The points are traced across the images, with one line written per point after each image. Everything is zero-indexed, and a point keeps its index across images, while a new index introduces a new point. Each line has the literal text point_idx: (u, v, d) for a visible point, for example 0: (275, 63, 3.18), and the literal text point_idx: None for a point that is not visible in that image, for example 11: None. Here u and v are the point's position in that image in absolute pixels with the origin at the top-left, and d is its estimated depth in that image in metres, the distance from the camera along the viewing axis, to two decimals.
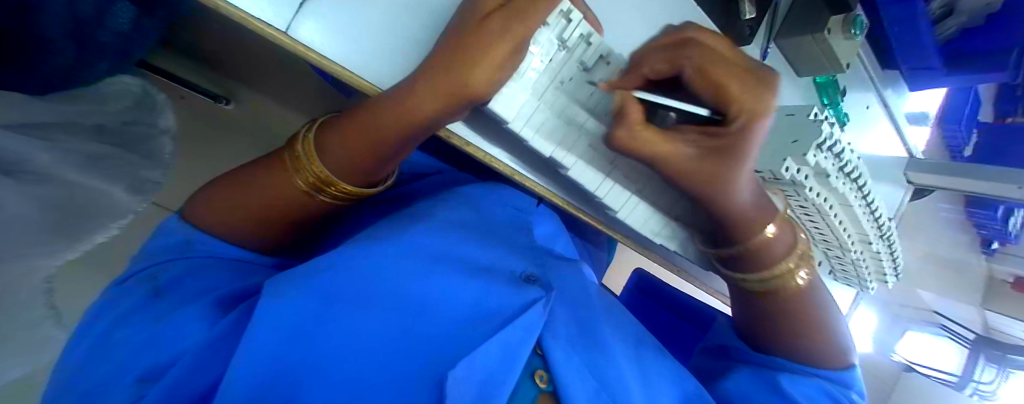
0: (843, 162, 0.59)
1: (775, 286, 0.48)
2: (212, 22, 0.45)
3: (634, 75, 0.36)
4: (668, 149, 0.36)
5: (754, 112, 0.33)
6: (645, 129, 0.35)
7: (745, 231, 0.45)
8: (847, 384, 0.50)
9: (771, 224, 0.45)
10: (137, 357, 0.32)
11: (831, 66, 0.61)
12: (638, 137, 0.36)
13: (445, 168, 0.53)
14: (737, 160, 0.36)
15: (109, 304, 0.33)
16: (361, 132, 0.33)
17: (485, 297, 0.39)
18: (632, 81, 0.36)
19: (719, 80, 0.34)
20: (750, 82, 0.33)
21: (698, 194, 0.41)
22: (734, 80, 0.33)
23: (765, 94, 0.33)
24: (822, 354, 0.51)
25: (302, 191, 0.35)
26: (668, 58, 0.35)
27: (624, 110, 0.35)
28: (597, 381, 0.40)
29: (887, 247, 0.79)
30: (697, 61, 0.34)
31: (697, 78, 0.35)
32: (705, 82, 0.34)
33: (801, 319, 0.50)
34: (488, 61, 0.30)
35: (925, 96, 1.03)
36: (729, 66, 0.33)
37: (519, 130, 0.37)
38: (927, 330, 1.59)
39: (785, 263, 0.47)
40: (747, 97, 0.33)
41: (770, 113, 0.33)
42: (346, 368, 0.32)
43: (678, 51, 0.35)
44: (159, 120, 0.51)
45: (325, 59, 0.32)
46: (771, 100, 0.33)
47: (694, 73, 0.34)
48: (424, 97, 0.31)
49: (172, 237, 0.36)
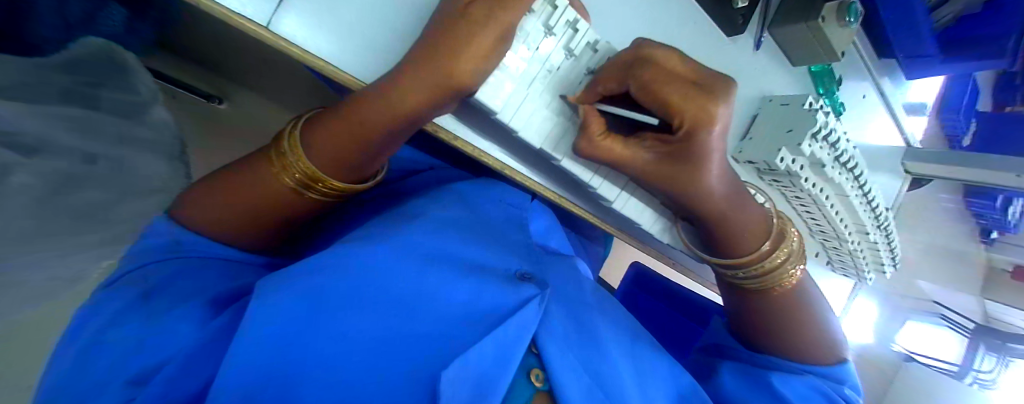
0: (840, 152, 0.58)
1: (765, 282, 0.48)
2: (203, 27, 0.45)
3: (589, 92, 0.38)
4: (624, 154, 0.40)
5: (697, 122, 0.34)
6: (605, 139, 0.39)
7: (723, 227, 0.46)
8: (840, 380, 0.50)
9: (748, 214, 0.46)
10: (127, 359, 0.31)
11: (827, 55, 0.60)
12: (598, 147, 0.39)
13: (436, 164, 0.53)
14: (695, 164, 0.39)
15: (96, 309, 0.32)
16: (347, 128, 0.33)
17: (478, 295, 0.38)
18: (590, 98, 0.39)
19: (664, 96, 0.35)
20: (694, 95, 0.34)
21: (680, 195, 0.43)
22: (679, 96, 0.34)
23: (708, 106, 0.34)
24: (816, 349, 0.51)
25: (290, 188, 0.35)
26: (619, 77, 0.37)
27: (585, 124, 0.39)
28: (592, 378, 0.40)
29: (885, 237, 0.79)
30: (643, 80, 0.35)
31: (645, 94, 0.36)
32: (655, 99, 0.36)
33: (790, 313, 0.50)
34: (475, 50, 0.30)
35: (924, 85, 1.03)
36: (675, 82, 0.34)
37: (507, 122, 0.36)
38: (928, 320, 1.55)
39: (768, 259, 0.47)
40: (690, 110, 0.34)
41: (713, 124, 0.34)
42: (338, 370, 0.31)
43: (629, 70, 0.36)
44: (141, 87, 0.46)
45: (309, 54, 0.31)
46: (715, 110, 0.34)
47: (643, 90, 0.36)
48: (412, 90, 0.31)
49: (160, 239, 0.35)
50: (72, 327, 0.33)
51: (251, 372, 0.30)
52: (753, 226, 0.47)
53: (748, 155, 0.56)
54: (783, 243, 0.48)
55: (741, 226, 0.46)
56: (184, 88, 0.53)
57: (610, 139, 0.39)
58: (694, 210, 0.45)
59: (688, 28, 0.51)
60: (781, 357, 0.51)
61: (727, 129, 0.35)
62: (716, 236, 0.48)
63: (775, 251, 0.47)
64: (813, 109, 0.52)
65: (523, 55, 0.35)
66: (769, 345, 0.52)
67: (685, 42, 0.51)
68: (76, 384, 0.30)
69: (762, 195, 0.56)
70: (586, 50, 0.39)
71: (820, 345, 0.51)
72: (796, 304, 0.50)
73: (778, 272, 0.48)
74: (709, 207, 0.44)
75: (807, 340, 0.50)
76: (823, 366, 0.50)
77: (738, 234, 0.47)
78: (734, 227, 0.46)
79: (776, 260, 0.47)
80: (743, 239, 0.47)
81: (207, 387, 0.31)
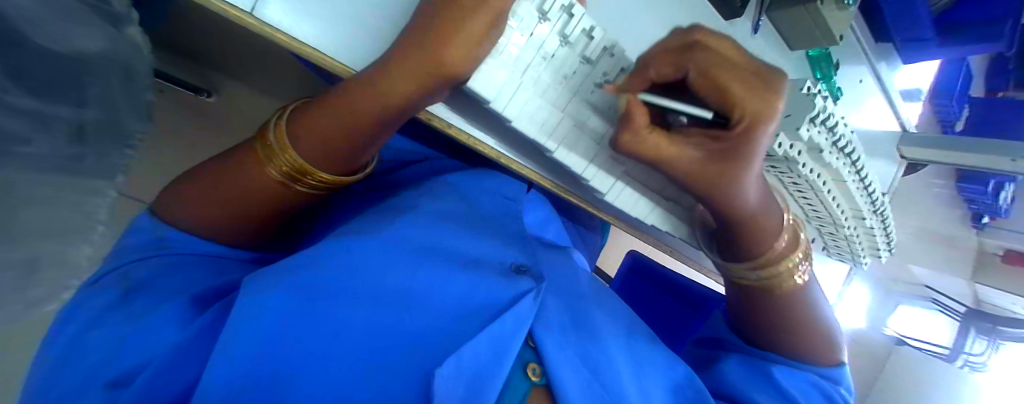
0: (839, 137, 0.58)
1: (778, 284, 0.48)
2: (186, 22, 0.43)
3: (637, 78, 0.35)
4: (674, 151, 0.37)
5: (759, 116, 0.34)
6: (651, 132, 0.36)
7: (745, 227, 0.45)
8: (836, 379, 0.51)
9: (771, 220, 0.45)
10: (111, 360, 0.31)
11: (825, 39, 0.59)
12: (644, 140, 0.36)
13: (430, 154, 0.52)
14: (737, 164, 0.37)
15: (77, 307, 0.31)
16: (333, 118, 0.32)
17: (473, 290, 0.37)
18: (637, 85, 0.36)
19: (724, 84, 0.33)
20: (758, 85, 0.33)
21: (709, 194, 0.42)
22: (744, 84, 0.33)
23: (772, 99, 0.33)
24: (823, 346, 0.51)
25: (276, 180, 0.34)
26: (675, 63, 0.34)
27: (631, 114, 0.35)
28: (588, 370, 0.40)
29: (881, 222, 0.80)
30: (703, 66, 0.33)
31: (703, 80, 0.34)
32: (713, 86, 0.34)
33: (797, 314, 0.49)
34: (465, 36, 0.28)
35: (920, 70, 1.02)
36: (738, 72, 0.33)
37: (501, 110, 0.35)
38: (921, 305, 1.61)
39: (785, 262, 0.47)
40: (755, 103, 0.33)
41: (774, 118, 0.34)
42: (330, 368, 0.31)
43: (687, 55, 0.34)
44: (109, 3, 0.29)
45: (294, 40, 0.30)
46: (777, 104, 0.33)
47: (703, 77, 0.34)
48: (397, 78, 0.30)
49: (143, 236, 0.34)
50: (55, 326, 0.32)
51: (242, 371, 0.30)
52: (778, 225, 0.46)
53: None
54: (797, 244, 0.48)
55: (762, 226, 0.45)
56: (180, 87, 0.50)
57: (656, 133, 0.36)
58: (721, 210, 0.44)
59: (685, 11, 0.50)
60: (791, 356, 0.51)
61: (775, 126, 0.35)
62: (741, 235, 0.46)
63: (790, 254, 0.47)
64: (812, 94, 0.50)
65: (517, 41, 0.34)
66: (774, 344, 0.51)
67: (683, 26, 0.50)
68: (62, 385, 0.30)
69: None
70: (582, 37, 0.37)
71: (822, 346, 0.51)
72: (802, 304, 0.50)
73: (794, 271, 0.47)
74: (736, 208, 0.43)
75: (817, 337, 0.51)
76: (824, 368, 0.51)
77: (756, 234, 0.45)
78: (751, 227, 0.45)
79: (790, 262, 0.47)
80: (763, 240, 0.46)
81: (194, 384, 0.32)
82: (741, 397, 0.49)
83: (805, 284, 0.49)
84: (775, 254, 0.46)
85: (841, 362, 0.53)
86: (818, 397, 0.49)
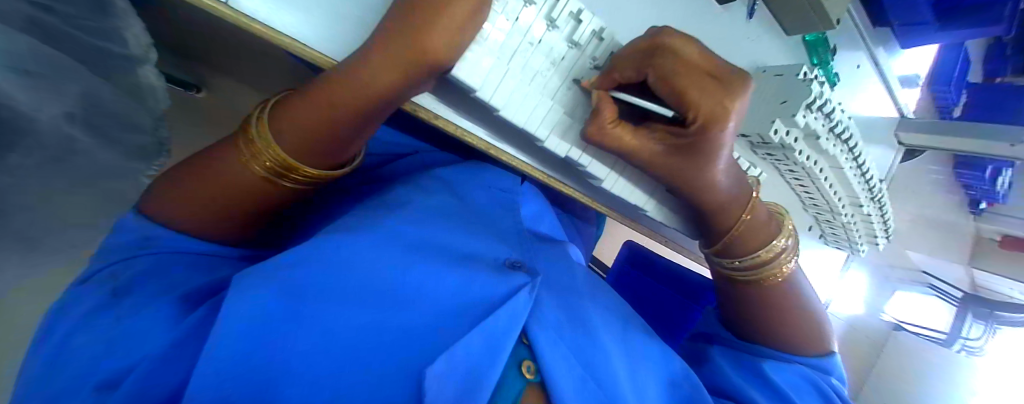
0: (835, 123, 0.57)
1: (761, 274, 0.48)
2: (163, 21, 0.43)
3: (604, 78, 0.38)
4: (637, 142, 0.41)
5: (712, 117, 0.36)
6: (615, 126, 0.39)
7: (721, 220, 0.47)
8: (828, 370, 0.51)
9: (750, 208, 0.47)
10: (96, 363, 0.30)
11: (822, 22, 0.57)
12: (608, 134, 0.40)
13: (421, 148, 0.52)
14: (697, 160, 0.40)
15: (69, 308, 0.31)
16: (316, 111, 0.31)
17: (466, 286, 0.37)
18: (605, 83, 0.39)
19: (680, 88, 0.36)
20: (715, 88, 0.36)
21: (681, 185, 0.44)
22: (699, 87, 0.36)
23: (727, 102, 0.36)
24: (807, 339, 0.51)
25: (261, 177, 0.33)
26: (637, 65, 0.37)
27: (597, 110, 0.39)
28: (584, 368, 0.39)
29: (878, 209, 0.79)
30: (665, 70, 0.36)
31: (663, 83, 0.37)
32: (672, 90, 0.37)
33: (782, 303, 0.49)
34: (444, 24, 0.28)
35: (919, 55, 1.01)
36: (695, 77, 0.36)
37: (488, 99, 0.35)
38: (915, 289, 1.60)
39: (767, 252, 0.47)
40: (709, 104, 0.36)
41: (728, 119, 0.36)
42: (317, 371, 0.30)
43: (648, 59, 0.37)
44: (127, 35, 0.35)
45: (273, 31, 0.29)
46: (732, 105, 0.36)
47: (662, 80, 0.37)
48: (381, 70, 0.29)
49: (131, 236, 0.33)
50: (48, 325, 0.32)
51: (229, 368, 0.29)
52: (756, 214, 0.47)
53: (743, 128, 0.56)
54: (781, 233, 0.49)
55: (741, 216, 0.46)
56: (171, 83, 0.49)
57: (620, 127, 0.40)
58: (693, 202, 0.46)
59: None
60: (777, 347, 0.51)
61: (735, 127, 0.38)
62: (714, 227, 0.48)
63: (772, 241, 0.48)
64: (807, 79, 0.51)
65: (502, 27, 0.34)
66: (757, 333, 0.52)
67: (678, 14, 0.49)
68: (48, 390, 0.29)
69: (756, 168, 0.56)
70: (570, 21, 0.37)
71: (812, 336, 0.51)
72: (791, 295, 0.50)
73: (775, 263, 0.48)
74: (706, 197, 0.45)
75: (803, 330, 0.51)
76: (813, 357, 0.51)
77: (734, 223, 0.47)
78: (732, 215, 0.47)
79: (772, 252, 0.48)
80: (744, 233, 0.47)
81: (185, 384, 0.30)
82: (735, 395, 0.48)
83: (791, 275, 0.50)
84: (753, 244, 0.48)
85: (831, 351, 0.53)
86: (810, 389, 0.48)
